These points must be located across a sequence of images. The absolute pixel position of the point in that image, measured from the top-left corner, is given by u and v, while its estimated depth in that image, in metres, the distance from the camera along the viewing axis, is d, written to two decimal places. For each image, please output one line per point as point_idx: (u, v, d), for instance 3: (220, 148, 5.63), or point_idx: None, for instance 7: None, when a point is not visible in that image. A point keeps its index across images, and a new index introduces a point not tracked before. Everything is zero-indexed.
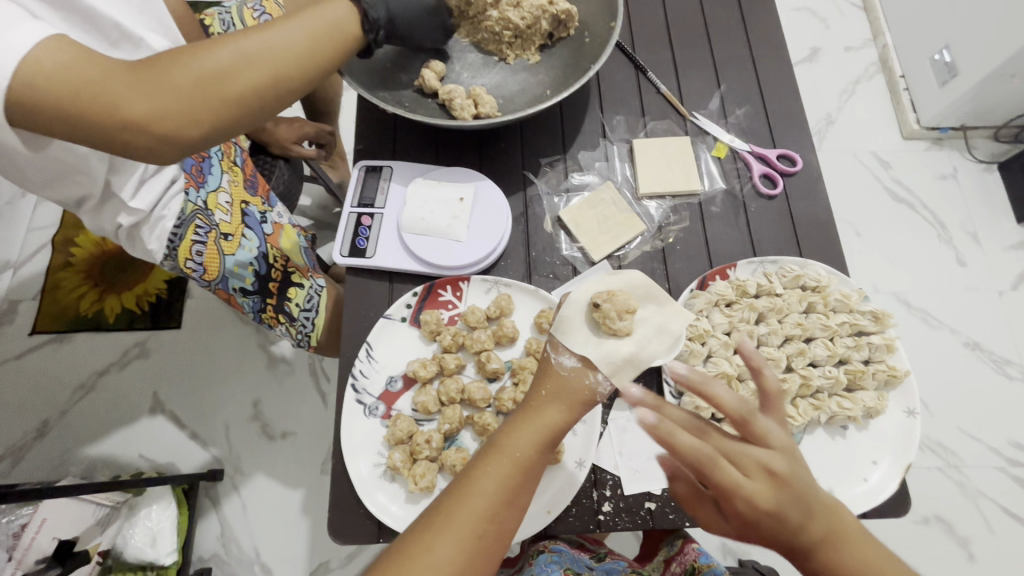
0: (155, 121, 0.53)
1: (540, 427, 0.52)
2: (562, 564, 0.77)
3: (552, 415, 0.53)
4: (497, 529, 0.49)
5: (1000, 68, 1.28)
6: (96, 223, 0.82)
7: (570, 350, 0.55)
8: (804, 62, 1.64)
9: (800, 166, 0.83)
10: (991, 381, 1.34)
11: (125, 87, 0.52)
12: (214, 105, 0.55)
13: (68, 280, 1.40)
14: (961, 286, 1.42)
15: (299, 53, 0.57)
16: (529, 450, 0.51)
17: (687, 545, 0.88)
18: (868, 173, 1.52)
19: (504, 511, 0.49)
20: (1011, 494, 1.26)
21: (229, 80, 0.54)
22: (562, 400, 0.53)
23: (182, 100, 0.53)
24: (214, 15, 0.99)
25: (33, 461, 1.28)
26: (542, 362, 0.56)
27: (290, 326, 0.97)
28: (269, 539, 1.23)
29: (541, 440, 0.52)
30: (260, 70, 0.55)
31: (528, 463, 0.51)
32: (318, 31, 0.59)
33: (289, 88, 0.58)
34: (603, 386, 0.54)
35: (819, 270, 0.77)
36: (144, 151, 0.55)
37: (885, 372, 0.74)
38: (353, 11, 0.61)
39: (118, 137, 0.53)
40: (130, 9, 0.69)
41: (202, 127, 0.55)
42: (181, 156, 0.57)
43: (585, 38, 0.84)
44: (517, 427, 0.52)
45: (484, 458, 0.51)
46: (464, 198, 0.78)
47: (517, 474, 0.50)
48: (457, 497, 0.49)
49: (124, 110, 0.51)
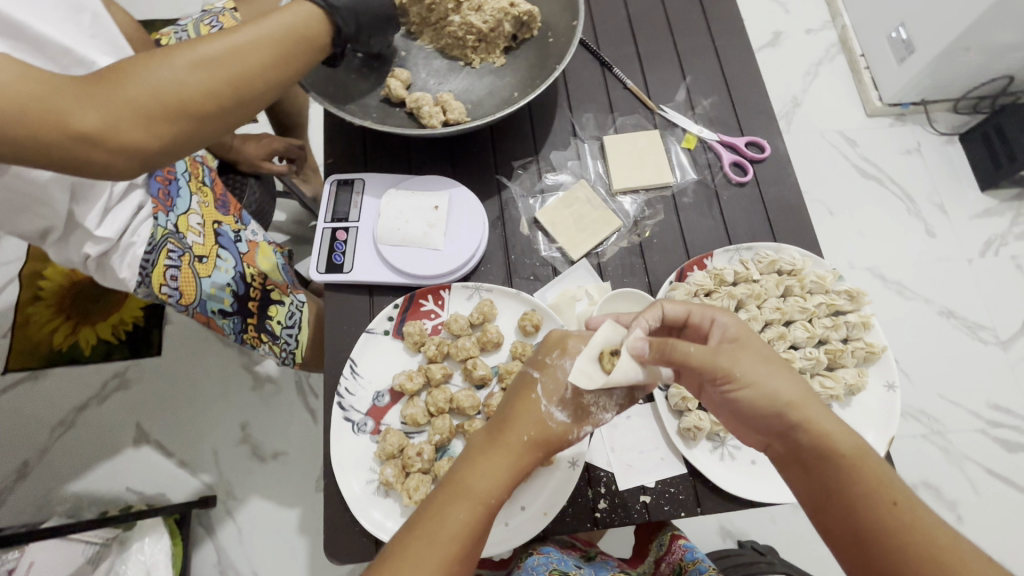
0: (111, 134, 0.51)
1: (511, 471, 0.55)
2: (550, 565, 0.74)
3: (527, 463, 0.56)
4: (464, 561, 0.51)
5: (953, 44, 1.32)
6: (62, 255, 0.80)
7: (564, 404, 0.58)
8: (767, 47, 1.67)
9: (767, 152, 0.85)
10: (966, 346, 1.38)
11: (79, 103, 0.50)
12: (175, 116, 0.54)
13: (39, 314, 1.36)
14: (932, 257, 1.46)
15: (260, 61, 0.57)
16: (501, 494, 0.54)
17: (674, 542, 0.89)
18: (836, 152, 1.55)
19: (474, 549, 0.51)
20: (993, 455, 1.29)
21: (188, 93, 0.54)
22: (539, 449, 0.56)
23: (137, 112, 0.52)
24: (170, 34, 0.96)
25: (17, 504, 1.25)
26: (528, 407, 0.57)
27: (273, 345, 0.95)
28: (267, 563, 1.21)
29: (510, 483, 0.55)
30: (220, 79, 0.55)
31: (496, 504, 0.53)
32: (278, 37, 0.58)
33: (249, 96, 0.58)
34: (582, 439, 0.60)
35: (793, 253, 0.78)
36: (102, 167, 0.53)
37: (863, 349, 0.75)
38: (314, 16, 0.61)
39: (72, 153, 0.51)
40: (81, 32, 0.67)
41: (162, 139, 0.55)
42: (141, 169, 0.56)
43: (549, 37, 0.84)
44: (492, 471, 0.54)
45: (454, 499, 0.52)
46: (439, 206, 0.78)
47: (485, 517, 0.52)
48: (431, 531, 0.50)
49: (79, 124, 0.50)
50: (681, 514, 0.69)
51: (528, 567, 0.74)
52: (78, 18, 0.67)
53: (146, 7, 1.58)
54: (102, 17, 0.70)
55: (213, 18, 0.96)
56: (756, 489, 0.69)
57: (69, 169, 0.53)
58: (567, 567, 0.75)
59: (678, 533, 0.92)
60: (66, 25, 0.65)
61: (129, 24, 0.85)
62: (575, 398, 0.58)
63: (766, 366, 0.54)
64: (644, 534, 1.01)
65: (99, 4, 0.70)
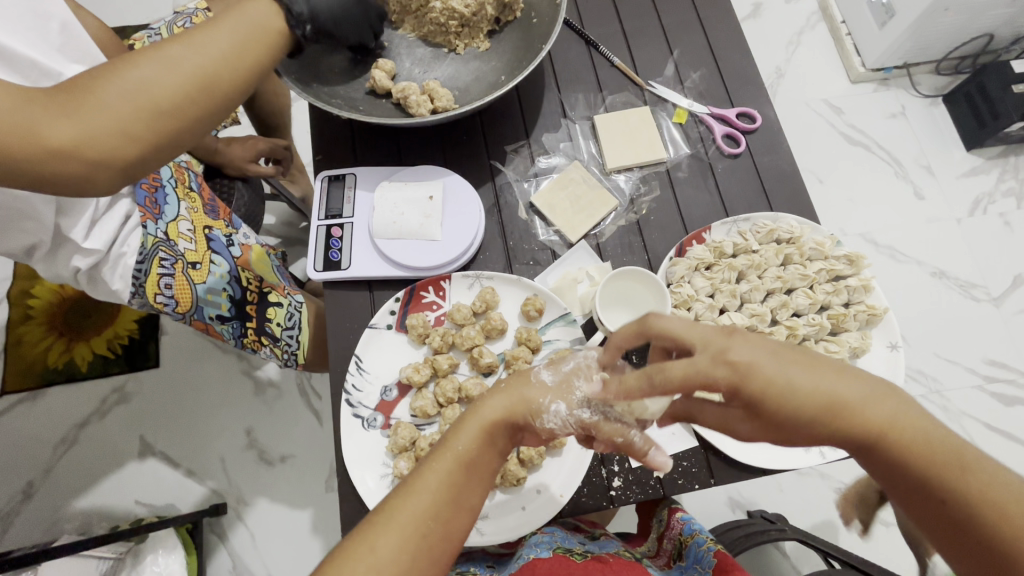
0: (85, 145, 0.49)
1: (483, 421, 0.50)
2: (552, 543, 0.71)
3: (491, 408, 0.51)
4: (442, 528, 0.47)
5: (933, 5, 1.31)
6: (51, 270, 0.78)
7: (556, 371, 0.55)
8: (749, 19, 1.66)
9: (759, 123, 0.84)
10: (960, 304, 1.40)
11: (49, 115, 0.48)
12: (147, 117, 0.51)
13: (31, 334, 1.34)
14: (923, 219, 1.47)
15: (230, 57, 0.54)
16: (472, 444, 0.49)
17: (672, 517, 0.88)
18: (822, 120, 1.55)
19: (447, 513, 0.47)
20: (991, 409, 1.32)
21: (155, 92, 0.51)
22: (508, 397, 0.52)
23: (111, 120, 0.49)
24: (142, 38, 0.93)
25: (25, 524, 1.24)
26: (523, 368, 0.56)
27: (275, 347, 0.93)
28: (283, 566, 1.21)
29: (485, 433, 0.50)
30: (189, 78, 0.52)
31: (473, 462, 0.49)
32: (242, 32, 0.55)
33: (224, 95, 0.55)
34: (560, 413, 0.51)
35: (791, 221, 0.78)
36: (82, 180, 0.51)
37: (865, 312, 0.76)
38: (276, 10, 0.58)
39: (46, 167, 0.49)
40: (46, 41, 0.65)
41: (139, 144, 0.52)
42: (121, 181, 0.54)
43: (532, 19, 0.82)
44: (457, 425, 0.51)
45: (430, 456, 0.49)
46: (433, 196, 0.77)
47: (460, 469, 0.48)
48: (401, 495, 0.47)
49: (50, 135, 0.47)
50: (695, 486, 0.70)
51: (531, 544, 0.71)
52: (45, 28, 0.65)
53: (116, 13, 1.55)
54: (72, 25, 0.68)
55: (186, 19, 0.94)
56: (768, 458, 0.70)
57: (44, 187, 0.51)
58: (571, 544, 0.73)
59: (675, 506, 0.91)
60: (33, 36, 0.63)
61: (100, 29, 0.82)
62: (570, 375, 0.54)
63: (776, 426, 0.46)
64: (645, 509, 1.00)
65: (68, 12, 0.68)
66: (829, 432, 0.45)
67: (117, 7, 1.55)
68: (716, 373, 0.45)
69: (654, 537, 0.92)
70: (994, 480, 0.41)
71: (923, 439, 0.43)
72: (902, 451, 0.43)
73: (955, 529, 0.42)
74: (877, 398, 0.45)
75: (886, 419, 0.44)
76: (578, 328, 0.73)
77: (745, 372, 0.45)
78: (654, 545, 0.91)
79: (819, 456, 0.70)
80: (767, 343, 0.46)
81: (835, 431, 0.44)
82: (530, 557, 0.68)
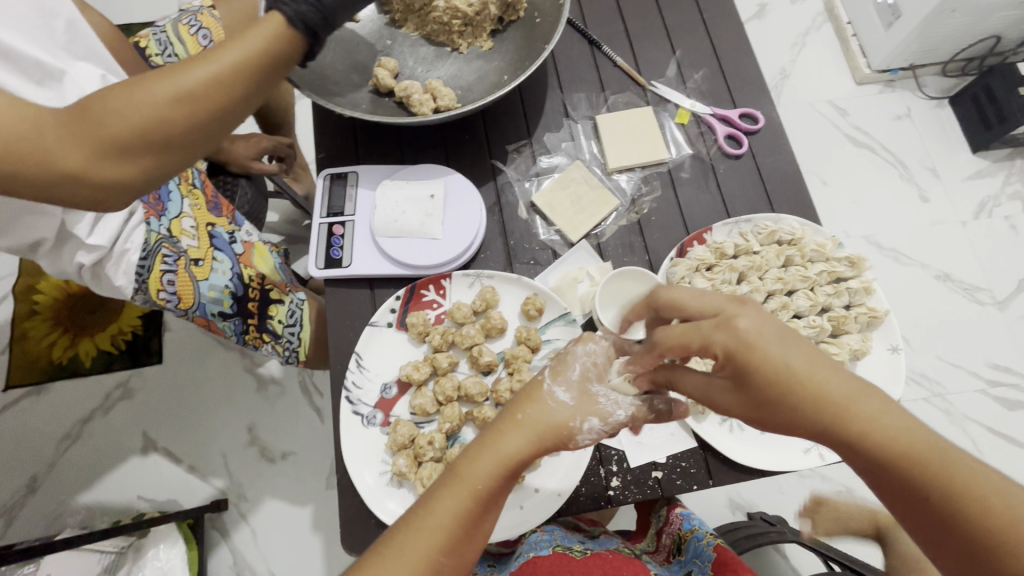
0: (98, 171, 0.51)
1: (504, 455, 0.48)
2: (553, 541, 0.72)
3: (512, 442, 0.48)
4: (451, 558, 0.46)
5: (939, 7, 1.30)
6: (55, 266, 0.78)
7: (568, 385, 0.53)
8: (754, 20, 1.66)
9: (761, 123, 0.84)
10: (963, 308, 1.39)
11: (64, 142, 0.49)
12: (158, 149, 0.52)
13: (36, 329, 1.35)
14: (928, 222, 1.46)
15: (244, 86, 0.53)
16: (490, 480, 0.47)
17: (671, 513, 0.88)
18: (827, 122, 1.54)
19: (459, 545, 0.46)
20: (995, 413, 1.31)
21: (166, 128, 0.51)
22: (531, 429, 0.49)
23: (123, 149, 0.50)
24: (147, 36, 0.94)
25: (29, 518, 1.25)
26: (530, 384, 0.52)
27: (276, 344, 0.94)
28: (284, 562, 1.21)
29: (505, 469, 0.48)
30: (202, 110, 0.52)
31: (491, 496, 0.47)
32: (259, 58, 0.53)
33: (233, 119, 0.55)
34: (588, 433, 0.51)
35: (792, 223, 0.77)
36: (95, 201, 0.53)
37: (866, 314, 0.76)
38: (297, 33, 0.54)
39: (60, 188, 0.51)
40: (51, 40, 0.65)
41: (149, 171, 0.53)
42: (128, 198, 0.55)
43: (535, 18, 0.82)
44: (472, 456, 0.48)
45: (439, 487, 0.47)
46: (435, 195, 0.78)
47: (474, 505, 0.47)
48: (410, 523, 0.46)
49: (65, 164, 0.49)
50: (694, 487, 0.70)
51: (531, 542, 0.71)
52: (52, 26, 0.65)
53: (123, 11, 1.55)
54: (77, 23, 0.68)
55: (191, 17, 0.94)
56: (765, 458, 0.70)
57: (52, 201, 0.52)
58: (571, 542, 0.73)
59: (675, 503, 0.91)
60: (37, 34, 0.64)
61: (105, 24, 0.82)
62: (583, 384, 0.54)
63: (761, 406, 0.45)
64: (645, 506, 1.00)
65: (73, 10, 0.68)
66: (818, 424, 0.43)
67: (124, 5, 1.56)
68: (717, 338, 0.45)
69: (653, 534, 0.92)
70: (976, 475, 0.41)
71: (911, 437, 0.42)
72: (893, 449, 0.42)
73: (939, 527, 0.42)
74: (865, 394, 0.44)
75: (875, 416, 0.43)
76: (578, 327, 0.73)
77: (748, 345, 0.44)
78: (653, 541, 0.91)
79: (818, 458, 0.70)
80: (771, 322, 0.45)
81: (822, 423, 0.43)
82: (529, 555, 0.69)
